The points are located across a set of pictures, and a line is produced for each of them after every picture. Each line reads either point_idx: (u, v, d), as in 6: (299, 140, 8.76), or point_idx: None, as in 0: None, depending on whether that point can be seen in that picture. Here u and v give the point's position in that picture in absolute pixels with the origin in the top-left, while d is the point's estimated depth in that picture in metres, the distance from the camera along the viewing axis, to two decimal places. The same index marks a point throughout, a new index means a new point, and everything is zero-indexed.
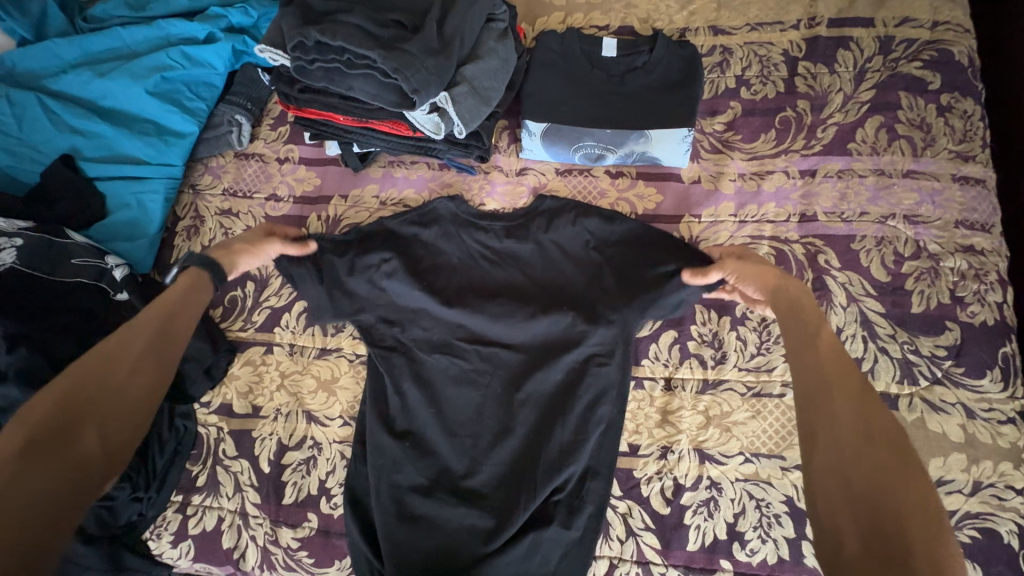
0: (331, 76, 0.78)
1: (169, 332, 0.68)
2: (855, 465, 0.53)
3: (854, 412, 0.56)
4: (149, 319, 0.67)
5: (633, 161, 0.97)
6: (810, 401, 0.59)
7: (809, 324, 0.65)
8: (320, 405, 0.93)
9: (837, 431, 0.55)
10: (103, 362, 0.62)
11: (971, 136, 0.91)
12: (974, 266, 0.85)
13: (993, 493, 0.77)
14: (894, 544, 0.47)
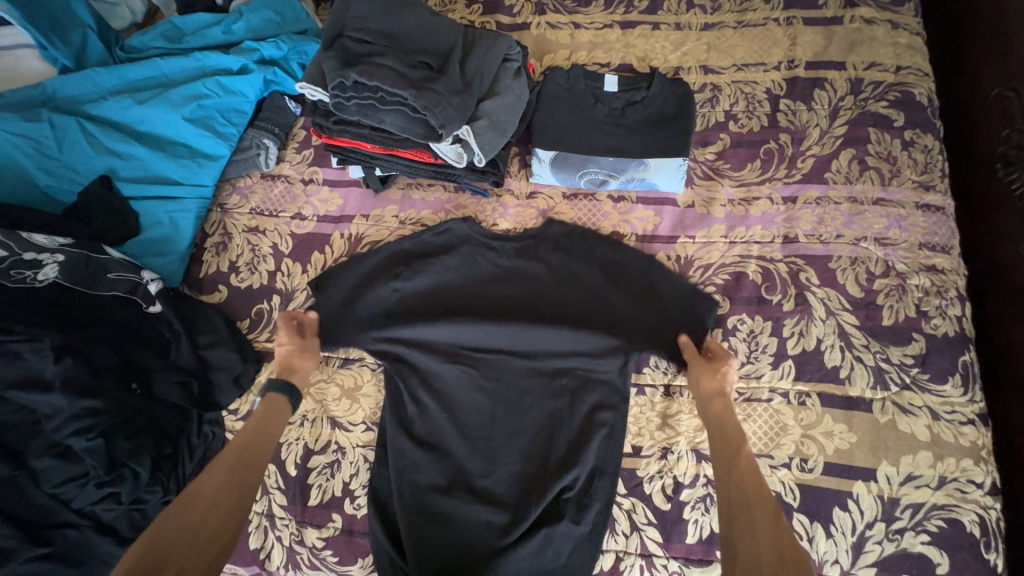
0: (365, 111, 0.86)
1: (247, 464, 0.78)
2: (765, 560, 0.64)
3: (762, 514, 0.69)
4: (231, 455, 0.78)
5: (633, 187, 1.07)
6: (735, 505, 0.71)
7: (732, 435, 0.80)
8: (343, 411, 0.99)
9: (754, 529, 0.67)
10: (192, 500, 0.70)
11: (931, 168, 1.02)
12: (936, 283, 0.96)
13: (956, 486, 0.87)
14: None
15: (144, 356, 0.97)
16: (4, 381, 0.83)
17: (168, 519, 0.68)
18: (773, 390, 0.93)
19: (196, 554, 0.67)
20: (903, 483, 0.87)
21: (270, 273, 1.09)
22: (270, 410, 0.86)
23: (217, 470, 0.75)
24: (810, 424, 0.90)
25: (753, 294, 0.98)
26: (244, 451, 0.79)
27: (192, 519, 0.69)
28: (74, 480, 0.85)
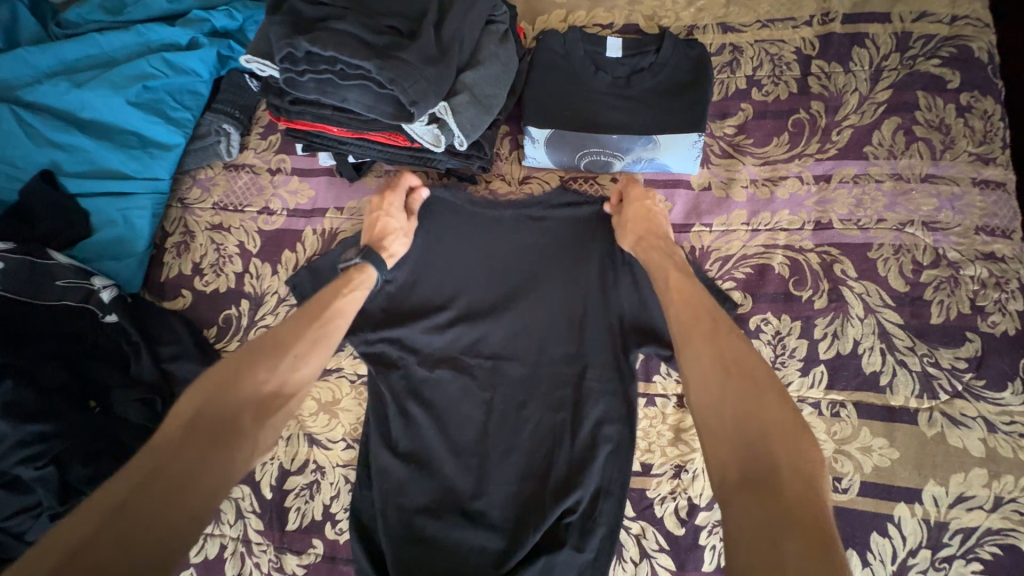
0: (324, 88, 0.74)
1: (326, 330, 0.75)
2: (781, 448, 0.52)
3: (759, 394, 0.57)
4: (307, 319, 0.74)
5: (640, 169, 0.94)
6: (717, 363, 0.61)
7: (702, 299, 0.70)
8: (320, 428, 0.90)
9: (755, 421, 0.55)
10: (258, 358, 0.67)
11: (991, 137, 0.88)
12: (995, 274, 0.83)
13: (1015, 508, 0.75)
14: (767, 463, 0.51)
15: (100, 371, 0.88)
16: None
17: (235, 373, 0.65)
18: (802, 400, 0.82)
19: (270, 418, 0.65)
20: (952, 505, 0.76)
21: (238, 275, 0.98)
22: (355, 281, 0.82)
23: (295, 334, 0.72)
24: (845, 439, 0.79)
25: (780, 290, 0.86)
26: (324, 315, 0.76)
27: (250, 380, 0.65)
28: (26, 511, 0.77)
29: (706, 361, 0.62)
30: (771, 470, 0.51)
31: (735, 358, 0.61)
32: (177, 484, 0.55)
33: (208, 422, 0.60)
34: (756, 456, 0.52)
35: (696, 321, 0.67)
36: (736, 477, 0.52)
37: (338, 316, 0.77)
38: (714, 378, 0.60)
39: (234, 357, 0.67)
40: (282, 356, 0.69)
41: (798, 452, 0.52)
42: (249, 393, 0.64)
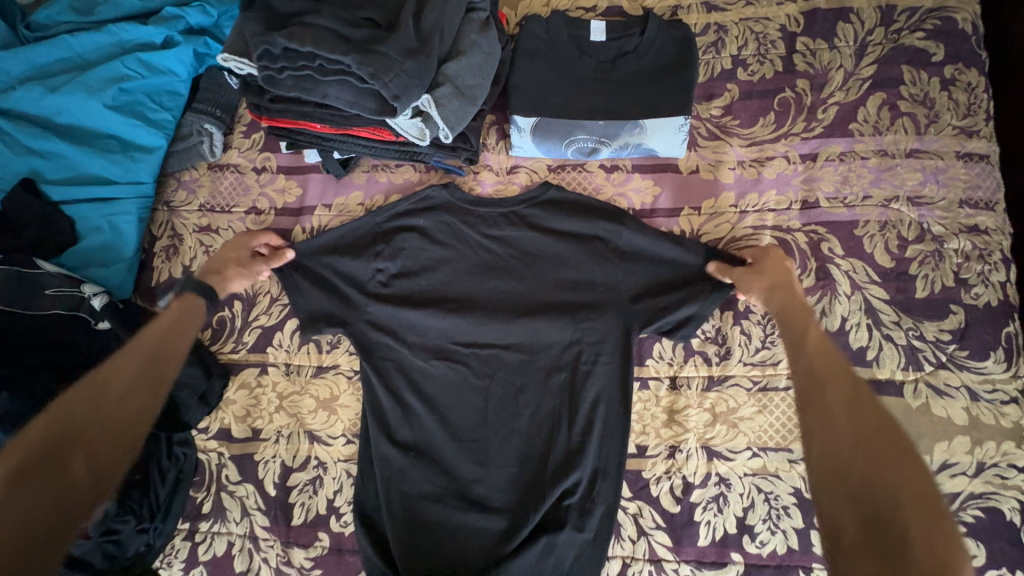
0: (303, 85, 0.72)
1: (162, 359, 0.75)
2: (889, 487, 0.53)
3: (898, 465, 0.55)
4: (145, 345, 0.75)
5: (628, 154, 0.93)
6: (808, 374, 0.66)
7: (792, 319, 0.74)
8: (319, 425, 0.91)
9: (891, 475, 0.54)
10: (107, 382, 0.71)
11: (975, 110, 0.88)
12: (979, 246, 0.84)
13: (996, 472, 0.78)
14: (892, 520, 0.52)
15: None
16: None
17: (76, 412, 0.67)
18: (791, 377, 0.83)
19: (112, 442, 0.67)
20: (936, 472, 0.79)
21: None
22: (185, 310, 0.81)
23: (123, 368, 0.72)
24: None
25: None
26: (158, 344, 0.76)
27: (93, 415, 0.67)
28: None
29: (821, 415, 0.62)
30: (898, 522, 0.51)
31: (814, 386, 0.65)
32: (97, 428, 0.67)
33: (63, 441, 0.65)
34: (889, 525, 0.52)
35: (813, 376, 0.66)
36: (863, 536, 0.53)
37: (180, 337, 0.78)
38: (834, 435, 0.59)
39: (102, 372, 0.72)
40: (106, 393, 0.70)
41: (933, 531, 0.50)
42: (98, 426, 0.67)
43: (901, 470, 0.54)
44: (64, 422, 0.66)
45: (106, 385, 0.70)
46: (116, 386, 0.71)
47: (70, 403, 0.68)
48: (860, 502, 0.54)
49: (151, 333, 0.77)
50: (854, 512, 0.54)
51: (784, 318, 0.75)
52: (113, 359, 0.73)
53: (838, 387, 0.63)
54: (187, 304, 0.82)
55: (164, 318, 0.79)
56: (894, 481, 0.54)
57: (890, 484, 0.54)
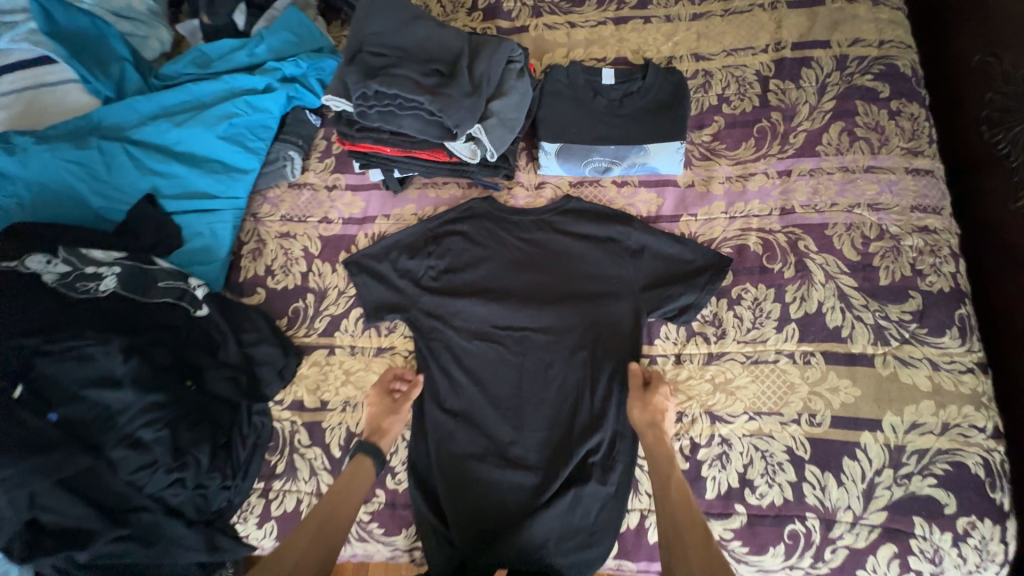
0: (386, 118, 0.95)
1: (334, 519, 0.89)
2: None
3: (700, 546, 0.76)
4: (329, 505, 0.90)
5: (635, 172, 1.14)
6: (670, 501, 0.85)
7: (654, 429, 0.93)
8: (388, 410, 1.02)
9: (687, 549, 0.76)
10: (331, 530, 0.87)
11: (918, 135, 1.08)
12: (930, 243, 1.02)
13: (959, 431, 0.92)
14: None
15: (196, 354, 1.04)
16: (76, 380, 0.90)
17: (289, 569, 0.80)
18: (778, 351, 0.99)
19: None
20: (907, 431, 0.92)
21: (303, 274, 1.17)
22: (356, 473, 0.95)
23: (310, 520, 0.88)
24: (816, 381, 0.96)
25: (756, 264, 1.05)
26: (336, 503, 0.91)
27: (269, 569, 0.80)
28: (144, 468, 0.93)
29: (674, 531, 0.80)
30: None
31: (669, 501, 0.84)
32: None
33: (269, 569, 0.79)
34: None
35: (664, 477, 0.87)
36: None
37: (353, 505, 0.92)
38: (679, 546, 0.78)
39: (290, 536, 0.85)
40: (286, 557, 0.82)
41: None
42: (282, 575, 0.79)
43: (697, 542, 0.77)
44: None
45: (286, 554, 0.82)
46: (296, 550, 0.83)
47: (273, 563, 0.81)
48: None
49: (335, 497, 0.92)
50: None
51: (656, 431, 0.93)
52: (291, 535, 0.85)
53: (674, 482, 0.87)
54: (362, 465, 0.96)
55: (348, 482, 0.94)
56: (688, 539, 0.78)
57: (687, 548, 0.77)
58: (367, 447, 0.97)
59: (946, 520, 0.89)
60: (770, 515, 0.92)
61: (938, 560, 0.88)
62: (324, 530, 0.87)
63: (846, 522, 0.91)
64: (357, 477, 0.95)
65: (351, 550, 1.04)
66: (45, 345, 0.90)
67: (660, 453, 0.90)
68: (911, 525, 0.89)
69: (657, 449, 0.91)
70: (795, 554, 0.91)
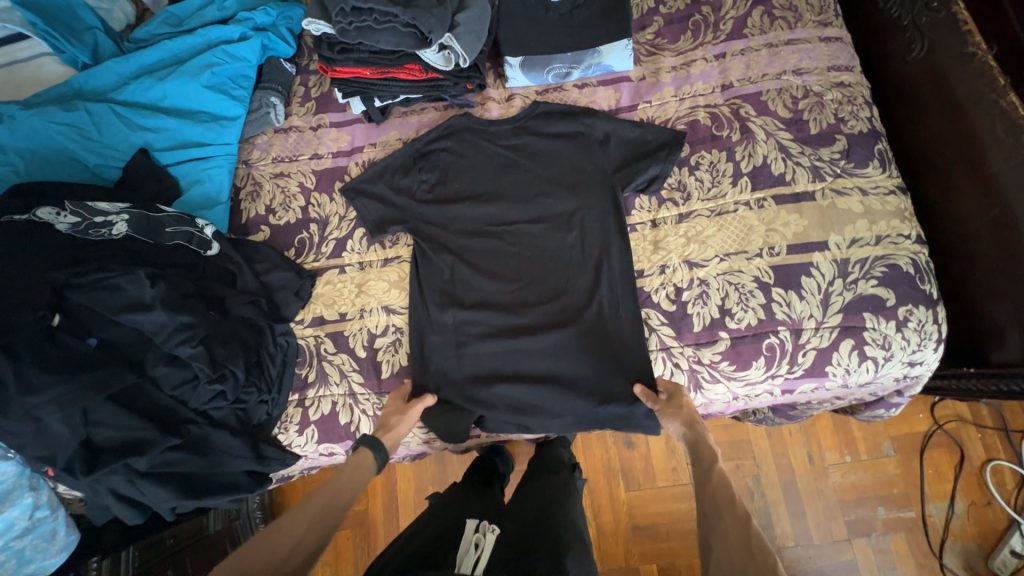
0: (363, 33, 1.05)
1: (328, 510, 0.89)
2: (726, 539, 0.78)
3: (735, 527, 0.78)
4: (317, 500, 0.90)
5: (593, 73, 1.27)
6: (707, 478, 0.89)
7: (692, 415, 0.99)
8: (397, 411, 1.05)
9: (723, 531, 0.79)
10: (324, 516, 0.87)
11: (826, 9, 1.25)
12: (846, 95, 1.19)
13: (890, 240, 1.09)
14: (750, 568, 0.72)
15: (215, 285, 1.12)
16: (111, 309, 0.97)
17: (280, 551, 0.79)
18: (737, 202, 1.14)
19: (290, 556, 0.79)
20: (849, 246, 1.09)
21: (302, 208, 1.25)
22: (360, 463, 0.98)
23: (304, 511, 0.87)
24: (771, 221, 1.12)
25: (707, 135, 1.20)
26: (328, 498, 0.90)
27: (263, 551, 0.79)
28: (187, 383, 1.00)
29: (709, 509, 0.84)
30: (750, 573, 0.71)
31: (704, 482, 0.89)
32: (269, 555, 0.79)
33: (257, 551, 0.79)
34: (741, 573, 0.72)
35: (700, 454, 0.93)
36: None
37: (349, 490, 0.93)
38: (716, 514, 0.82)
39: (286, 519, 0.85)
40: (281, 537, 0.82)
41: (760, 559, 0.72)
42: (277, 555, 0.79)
43: (733, 522, 0.79)
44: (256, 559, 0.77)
45: (282, 536, 0.82)
46: (293, 535, 0.83)
47: (264, 545, 0.80)
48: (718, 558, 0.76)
49: (332, 485, 0.93)
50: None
51: (697, 428, 0.96)
52: (288, 518, 0.86)
53: (714, 472, 0.88)
54: (364, 460, 0.98)
55: (347, 471, 0.96)
56: (725, 520, 0.80)
57: (720, 516, 0.81)
58: (369, 442, 1.00)
59: (889, 311, 1.06)
60: (749, 335, 1.08)
61: (887, 345, 1.06)
62: (319, 521, 0.86)
63: (811, 328, 1.07)
64: (357, 471, 0.96)
65: None
66: (74, 279, 0.97)
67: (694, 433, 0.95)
68: (863, 320, 1.06)
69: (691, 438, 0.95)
70: (774, 364, 1.07)
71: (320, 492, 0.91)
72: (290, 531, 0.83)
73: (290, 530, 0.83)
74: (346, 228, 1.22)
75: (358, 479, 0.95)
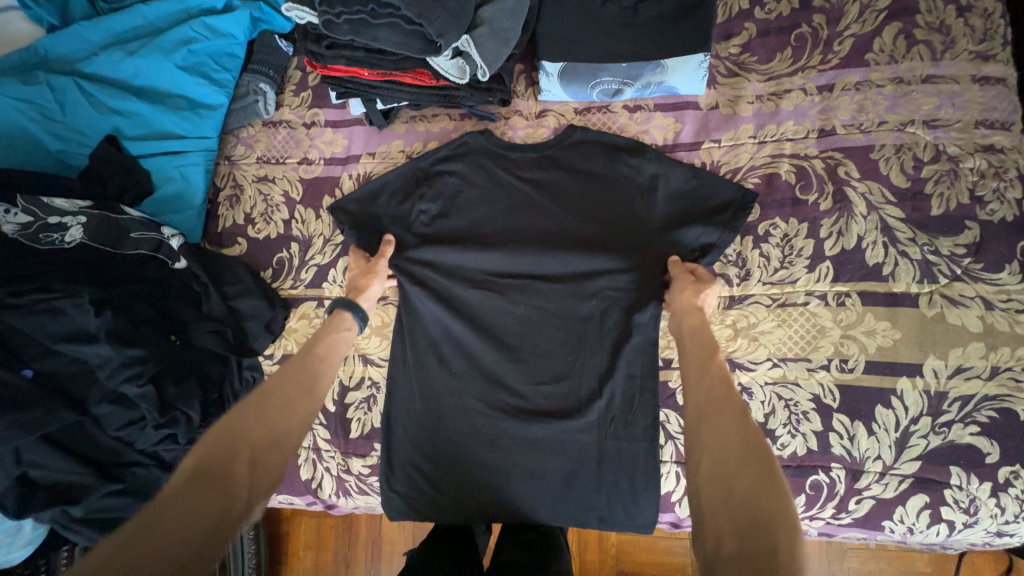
0: (357, 28, 0.85)
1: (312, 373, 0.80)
2: (725, 462, 0.58)
3: (732, 418, 0.62)
4: (296, 361, 0.80)
5: (650, 93, 1.00)
6: (702, 400, 0.67)
7: (704, 344, 0.74)
8: (364, 270, 0.95)
9: (719, 427, 0.62)
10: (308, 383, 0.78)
11: (992, 35, 0.91)
12: (994, 164, 0.87)
13: (1010, 376, 0.82)
14: (767, 538, 0.50)
15: (176, 308, 0.98)
16: (53, 336, 0.86)
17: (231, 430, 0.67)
18: (809, 293, 0.89)
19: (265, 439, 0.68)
20: (951, 375, 0.83)
21: (285, 222, 1.08)
22: (333, 326, 0.88)
23: (285, 373, 0.78)
24: (851, 324, 0.87)
25: (787, 196, 0.92)
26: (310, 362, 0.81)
27: (246, 424, 0.68)
28: (133, 424, 0.90)
29: (706, 419, 0.64)
30: (777, 553, 0.49)
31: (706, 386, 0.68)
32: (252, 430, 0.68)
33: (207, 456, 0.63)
34: (760, 541, 0.50)
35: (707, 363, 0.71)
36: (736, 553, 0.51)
37: (330, 366, 0.83)
38: (733, 444, 0.60)
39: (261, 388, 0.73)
40: (264, 401, 0.71)
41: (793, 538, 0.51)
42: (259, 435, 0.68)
43: (742, 450, 0.59)
44: (236, 427, 0.67)
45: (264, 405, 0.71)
46: (273, 404, 0.72)
47: (233, 417, 0.68)
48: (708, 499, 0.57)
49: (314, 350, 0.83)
50: (708, 480, 0.58)
51: (697, 320, 0.79)
52: (271, 379, 0.76)
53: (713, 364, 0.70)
54: (339, 320, 0.89)
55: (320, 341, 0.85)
56: (720, 424, 0.62)
57: (719, 425, 0.62)
58: (345, 304, 0.90)
59: (986, 469, 0.81)
60: (792, 466, 0.86)
61: (974, 510, 0.81)
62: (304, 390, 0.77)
63: (874, 473, 0.84)
64: (335, 334, 0.88)
65: (353, 503, 1.04)
66: (10, 298, 0.85)
67: (697, 339, 0.76)
68: (947, 474, 0.82)
69: (691, 335, 0.77)
70: (816, 505, 0.86)
71: (294, 364, 0.80)
72: (267, 399, 0.72)
73: (282, 412, 0.72)
74: (330, 254, 1.05)
75: (336, 341, 0.87)
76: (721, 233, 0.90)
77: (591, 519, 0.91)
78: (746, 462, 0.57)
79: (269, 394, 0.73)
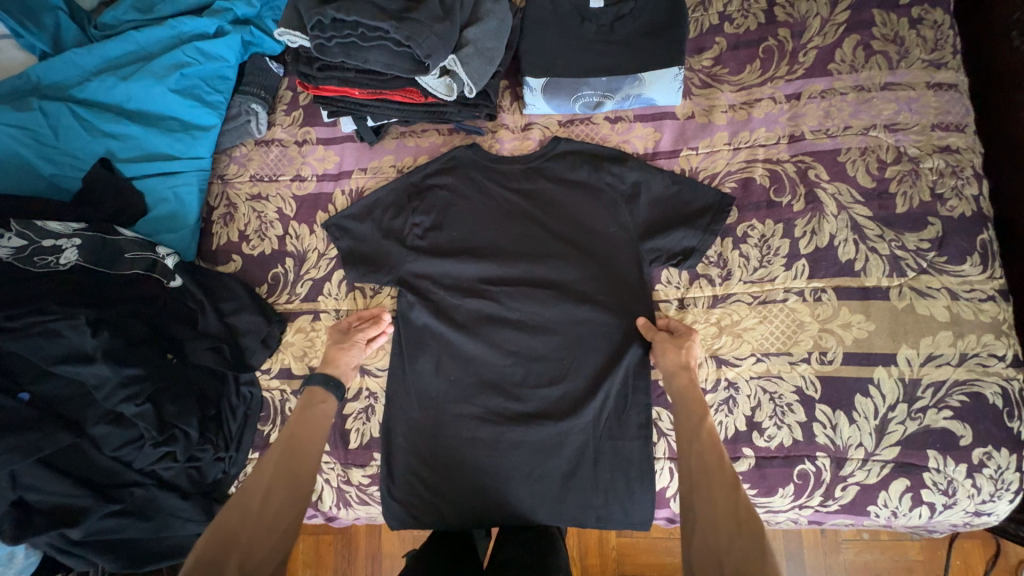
0: (348, 51, 0.89)
1: (301, 448, 0.80)
2: (718, 541, 0.63)
3: (725, 495, 0.67)
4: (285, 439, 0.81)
5: (630, 105, 1.05)
6: (696, 472, 0.71)
7: (695, 410, 0.78)
8: (338, 341, 0.96)
9: (710, 498, 0.68)
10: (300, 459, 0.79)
11: (942, 45, 0.98)
12: (951, 163, 0.93)
13: (978, 361, 0.87)
14: None
15: (171, 326, 0.99)
16: (49, 358, 0.87)
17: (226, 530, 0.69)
18: (787, 290, 0.93)
19: (259, 532, 0.70)
20: (923, 363, 0.88)
21: (279, 238, 1.10)
22: (311, 400, 0.87)
23: (270, 458, 0.78)
24: (828, 318, 0.91)
25: (763, 199, 0.97)
26: (297, 437, 0.81)
27: (237, 518, 0.71)
28: (131, 443, 0.90)
29: (702, 492, 0.69)
30: None
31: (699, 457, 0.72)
32: (246, 525, 0.70)
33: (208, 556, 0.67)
34: None
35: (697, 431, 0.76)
36: None
37: (318, 433, 0.84)
38: (726, 526, 0.64)
39: (252, 473, 0.76)
40: (255, 489, 0.74)
41: None
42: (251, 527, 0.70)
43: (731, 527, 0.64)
44: (232, 518, 0.71)
45: (253, 491, 0.74)
46: (265, 486, 0.74)
47: (229, 515, 0.71)
48: (700, 566, 0.63)
49: (301, 423, 0.83)
50: (699, 551, 0.64)
51: (687, 379, 0.83)
52: (259, 464, 0.77)
53: (702, 430, 0.75)
54: (316, 394, 0.88)
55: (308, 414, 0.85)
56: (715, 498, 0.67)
57: (714, 500, 0.67)
58: (319, 378, 0.89)
59: (961, 451, 0.85)
60: (779, 457, 0.89)
61: (951, 491, 0.85)
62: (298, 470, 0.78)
63: (857, 459, 0.88)
64: (313, 406, 0.87)
65: (354, 514, 1.05)
66: (6, 321, 0.86)
67: (687, 402, 0.80)
68: (924, 458, 0.86)
69: (681, 396, 0.81)
70: (805, 494, 0.89)
71: (282, 443, 0.80)
72: (258, 484, 0.74)
73: (275, 500, 0.74)
74: (325, 267, 1.07)
75: (321, 413, 0.86)
76: (701, 235, 0.95)
77: (589, 517, 0.93)
78: (738, 541, 0.62)
79: (261, 479, 0.75)
